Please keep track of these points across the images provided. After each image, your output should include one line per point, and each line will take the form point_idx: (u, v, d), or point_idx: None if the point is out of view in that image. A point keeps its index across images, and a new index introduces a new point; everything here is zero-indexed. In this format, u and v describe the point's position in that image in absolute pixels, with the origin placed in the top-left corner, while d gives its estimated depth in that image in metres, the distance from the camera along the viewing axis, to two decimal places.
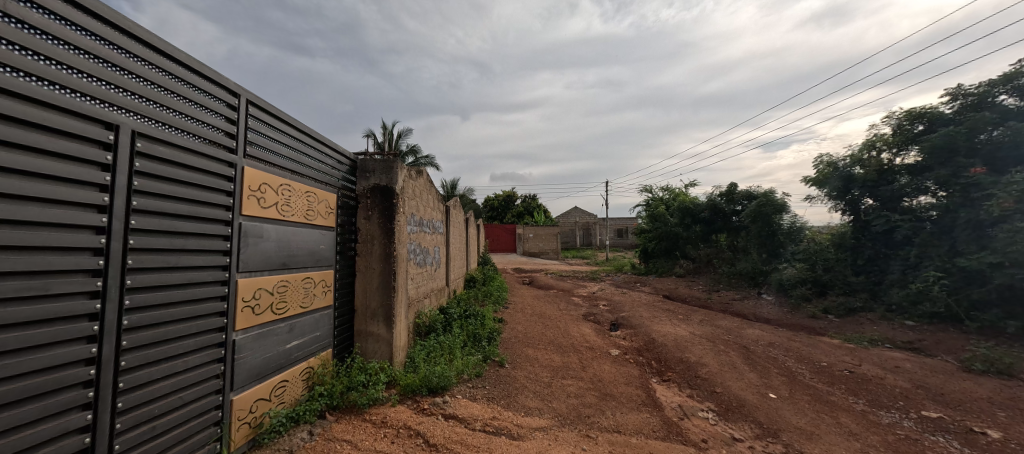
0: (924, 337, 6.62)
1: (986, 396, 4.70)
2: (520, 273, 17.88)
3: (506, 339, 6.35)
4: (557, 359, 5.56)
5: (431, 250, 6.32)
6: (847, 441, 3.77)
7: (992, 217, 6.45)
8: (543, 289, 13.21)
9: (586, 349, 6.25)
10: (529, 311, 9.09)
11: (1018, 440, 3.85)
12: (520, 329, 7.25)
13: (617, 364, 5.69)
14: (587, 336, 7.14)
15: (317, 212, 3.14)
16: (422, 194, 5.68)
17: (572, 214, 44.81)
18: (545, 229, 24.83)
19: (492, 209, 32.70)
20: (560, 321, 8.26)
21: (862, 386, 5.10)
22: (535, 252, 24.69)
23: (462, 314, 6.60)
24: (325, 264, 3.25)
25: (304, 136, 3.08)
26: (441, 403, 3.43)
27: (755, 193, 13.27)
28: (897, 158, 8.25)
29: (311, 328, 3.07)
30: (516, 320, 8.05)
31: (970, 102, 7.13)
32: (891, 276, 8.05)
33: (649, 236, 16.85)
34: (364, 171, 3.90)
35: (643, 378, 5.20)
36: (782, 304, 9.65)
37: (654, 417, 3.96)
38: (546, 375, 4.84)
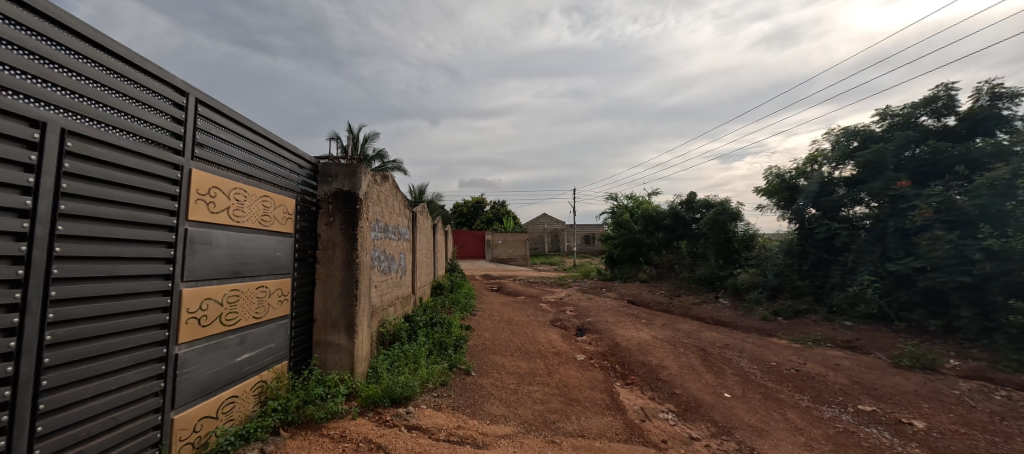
0: (861, 336, 7.19)
1: (912, 389, 5.17)
2: (488, 279, 17.90)
3: (472, 346, 6.42)
4: (524, 366, 5.66)
5: (397, 257, 6.31)
6: (793, 436, 4.06)
7: (915, 226, 7.12)
8: (511, 295, 13.31)
9: (553, 355, 6.40)
10: (497, 317, 9.17)
11: (938, 429, 4.27)
12: (487, 336, 7.31)
13: (582, 369, 5.87)
14: (553, 342, 7.30)
15: (272, 218, 3.11)
16: (388, 199, 5.70)
17: (540, 222, 45.35)
18: (514, 236, 25.02)
19: (461, 215, 32.60)
20: (527, 327, 8.38)
21: (806, 384, 5.50)
22: (503, 259, 24.82)
23: (428, 322, 6.62)
24: (280, 272, 3.22)
25: (260, 138, 3.06)
26: (404, 415, 3.46)
27: (712, 202, 13.97)
28: (835, 172, 8.97)
29: (264, 340, 3.05)
30: (484, 326, 8.11)
31: (896, 122, 7.90)
32: (832, 280, 8.69)
33: (614, 243, 17.34)
34: (326, 176, 3.88)
35: (607, 382, 5.40)
36: (737, 308, 10.19)
37: (617, 420, 4.13)
38: (513, 382, 4.93)
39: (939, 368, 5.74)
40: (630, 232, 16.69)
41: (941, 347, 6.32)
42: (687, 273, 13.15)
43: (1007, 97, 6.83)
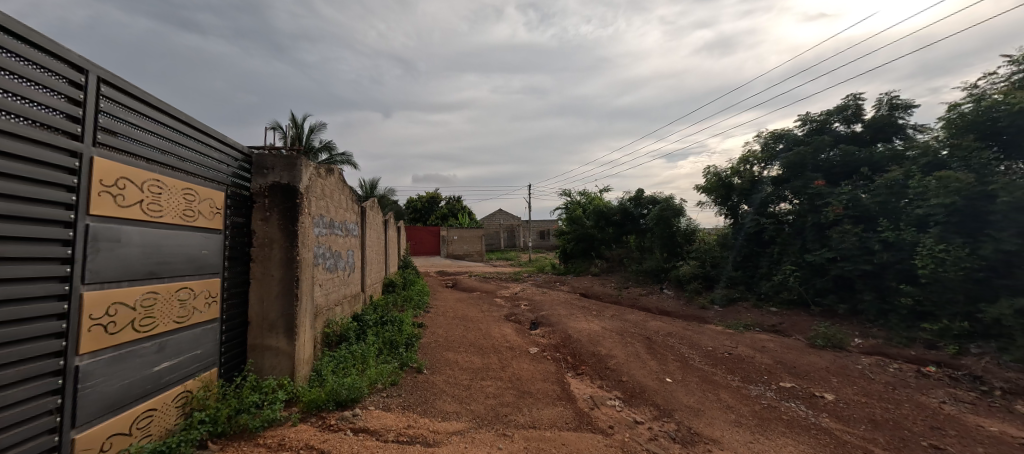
0: (783, 321, 7.97)
1: (824, 366, 5.84)
2: (444, 275, 17.82)
3: (425, 344, 6.46)
4: (477, 362, 5.77)
5: (344, 254, 6.21)
6: (725, 414, 4.48)
7: (828, 221, 7.99)
8: (467, 291, 13.39)
9: (505, 349, 6.56)
10: (452, 314, 9.25)
11: (844, 399, 4.88)
12: (440, 332, 7.38)
13: (535, 361, 6.10)
14: (507, 336, 7.49)
15: (196, 212, 3.01)
16: (334, 193, 5.63)
17: (495, 217, 45.64)
18: (470, 232, 24.98)
19: (415, 210, 32.08)
20: (482, 322, 8.52)
21: (737, 365, 6.07)
22: (459, 254, 24.74)
23: (378, 321, 6.59)
24: (206, 273, 3.12)
25: (180, 124, 2.93)
26: (350, 418, 3.45)
27: (658, 199, 14.74)
28: (764, 172, 9.82)
29: (189, 346, 2.96)
30: (437, 323, 8.16)
31: (814, 127, 8.81)
32: (760, 270, 9.52)
33: (568, 238, 17.84)
34: (261, 168, 3.77)
35: (558, 373, 5.65)
36: (680, 297, 10.89)
37: (567, 410, 4.35)
38: (465, 378, 5.05)
39: (846, 347, 6.48)
40: (582, 227, 17.26)
41: (848, 328, 7.14)
42: (635, 267, 13.83)
43: (902, 108, 7.83)
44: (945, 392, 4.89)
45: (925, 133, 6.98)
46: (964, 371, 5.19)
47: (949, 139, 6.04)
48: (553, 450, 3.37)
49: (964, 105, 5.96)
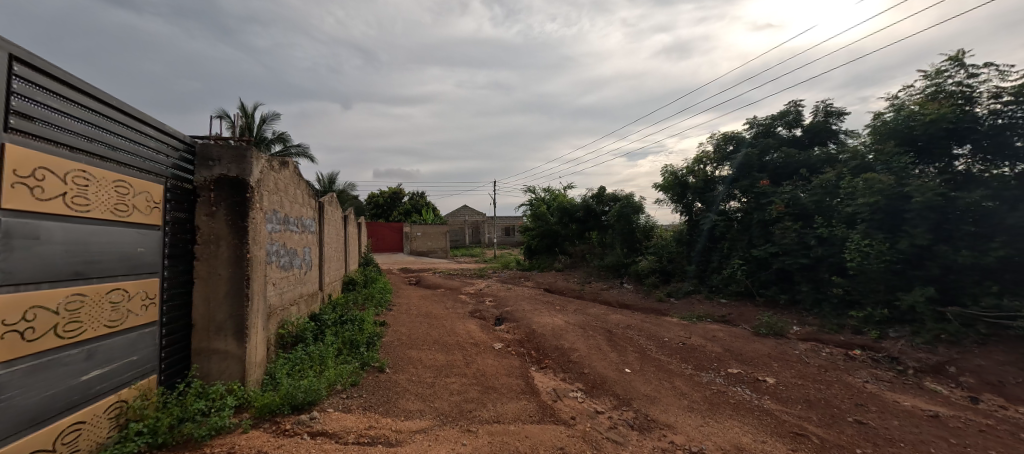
0: (732, 311, 8.51)
1: (767, 353, 6.30)
2: (407, 272, 17.66)
3: (387, 343, 6.45)
4: (441, 359, 5.86)
5: (299, 252, 6.09)
6: (679, 400, 4.76)
7: (772, 218, 8.60)
8: (431, 289, 13.38)
9: (470, 346, 6.68)
10: (415, 311, 9.25)
11: (783, 382, 5.29)
12: (403, 331, 7.37)
13: (499, 357, 6.24)
14: (472, 332, 7.61)
15: (129, 206, 2.74)
16: (287, 187, 5.49)
17: (461, 213, 45.48)
18: (433, 228, 24.81)
19: (377, 206, 31.51)
20: (446, 319, 8.60)
21: (691, 354, 6.45)
22: (422, 251, 24.56)
23: (337, 320, 6.53)
24: (142, 272, 2.87)
25: (109, 110, 2.64)
26: (307, 421, 3.31)
27: (619, 196, 15.30)
28: (716, 172, 10.42)
29: (122, 353, 2.70)
30: (400, 321, 8.16)
31: (761, 130, 9.50)
32: (712, 264, 10.11)
33: (532, 235, 18.16)
34: (205, 159, 3.45)
35: (523, 368, 5.84)
36: (639, 291, 11.36)
37: (531, 404, 4.50)
38: (429, 376, 5.11)
39: (787, 335, 6.99)
40: (547, 224, 17.61)
41: (787, 316, 7.73)
42: (596, 262, 14.27)
43: (835, 115, 8.59)
44: (869, 373, 5.33)
45: (855, 138, 7.65)
46: (884, 353, 5.68)
47: (874, 145, 6.68)
48: (517, 443, 3.47)
49: (887, 114, 6.60)
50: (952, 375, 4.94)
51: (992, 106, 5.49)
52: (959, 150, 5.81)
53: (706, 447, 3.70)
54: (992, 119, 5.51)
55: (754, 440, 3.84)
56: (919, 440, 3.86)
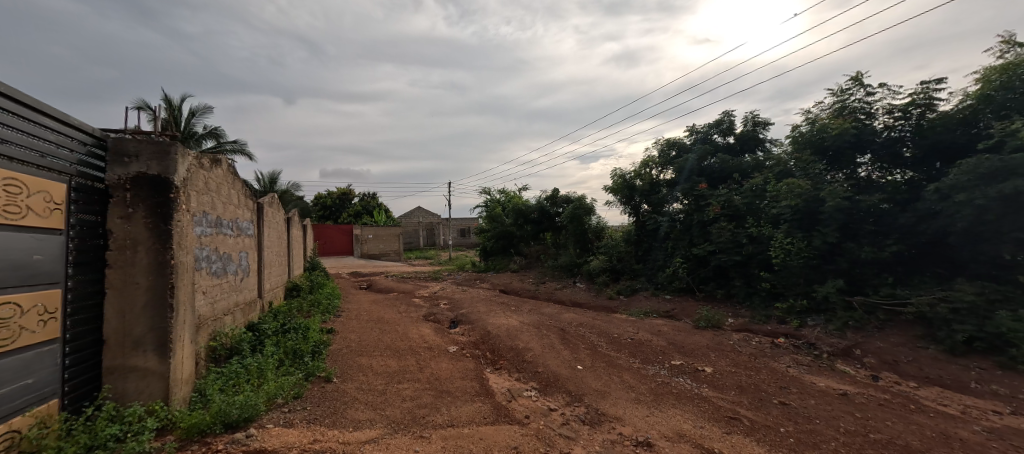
0: (675, 307, 9.05)
1: (706, 344, 6.74)
2: (358, 277, 17.14)
3: (334, 351, 6.31)
4: (393, 365, 5.83)
5: (234, 257, 5.82)
6: (627, 393, 5.01)
7: (709, 218, 9.28)
8: (383, 293, 13.11)
9: (424, 350, 6.69)
10: (365, 317, 9.07)
11: (720, 370, 5.70)
12: (353, 337, 7.23)
13: (454, 360, 6.30)
14: (425, 336, 7.61)
15: (21, 207, 2.37)
16: (219, 186, 5.25)
17: (415, 214, 44.69)
18: (386, 230, 24.25)
19: (325, 207, 30.27)
20: (399, 324, 8.51)
21: (637, 349, 6.83)
22: (374, 254, 23.95)
23: (278, 329, 6.27)
24: (38, 283, 2.51)
25: (4, 100, 2.30)
26: (242, 440, 3.11)
27: (571, 198, 15.79)
28: (661, 175, 11.09)
29: (15, 376, 2.35)
30: (350, 328, 7.98)
31: (699, 136, 10.36)
32: (657, 263, 10.73)
33: (487, 236, 18.31)
34: (120, 154, 3.13)
35: (478, 370, 5.94)
36: (590, 289, 11.77)
37: (485, 405, 4.59)
38: (380, 383, 5.05)
39: (723, 327, 7.51)
40: (502, 225, 17.82)
41: (723, 309, 8.34)
42: (550, 262, 14.61)
43: (762, 124, 9.59)
44: (791, 358, 5.82)
45: (779, 146, 8.42)
46: (804, 340, 6.22)
47: (794, 153, 7.43)
48: (471, 445, 3.57)
49: (804, 127, 7.35)
50: (858, 356, 5.47)
51: (887, 121, 6.29)
52: (862, 159, 6.60)
53: (652, 436, 3.91)
54: (887, 132, 6.31)
55: (694, 426, 4.11)
56: (830, 415, 4.23)
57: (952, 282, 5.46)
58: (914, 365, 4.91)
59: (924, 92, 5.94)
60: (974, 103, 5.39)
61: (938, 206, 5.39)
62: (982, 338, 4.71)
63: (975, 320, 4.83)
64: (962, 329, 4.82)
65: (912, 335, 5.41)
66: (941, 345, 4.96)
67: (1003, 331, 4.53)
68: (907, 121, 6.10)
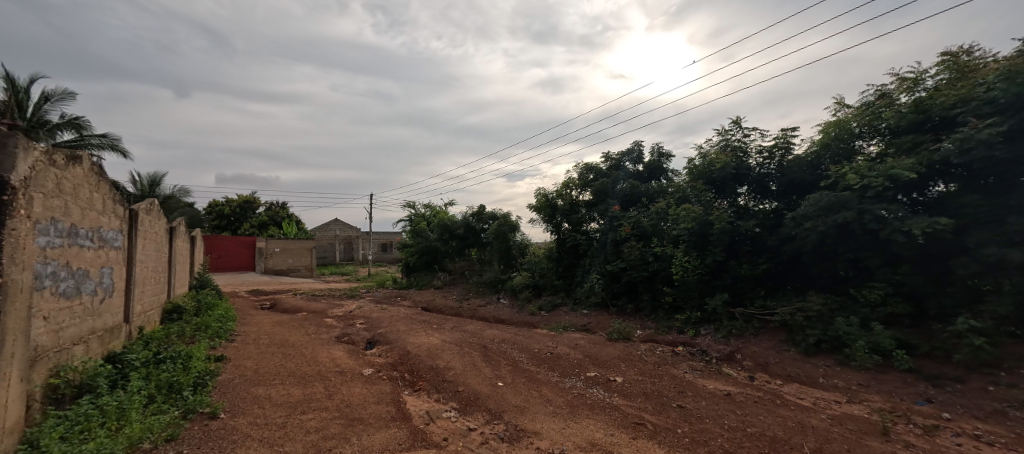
0: (591, 320, 9.59)
1: (616, 354, 7.26)
2: (259, 296, 15.67)
3: (225, 381, 5.74)
4: (297, 394, 5.43)
5: (92, 274, 5.14)
6: (546, 407, 5.24)
7: (621, 237, 10.10)
8: (288, 313, 12.14)
9: (335, 375, 6.36)
10: (265, 341, 8.38)
11: (627, 379, 6.17)
12: (250, 365, 6.64)
13: (369, 384, 6.09)
14: (337, 359, 7.25)
15: None
16: (76, 188, 4.65)
17: (331, 227, 42.17)
18: (295, 243, 22.66)
19: (222, 216, 27.45)
20: (307, 348, 7.99)
21: (555, 362, 7.16)
22: (281, 269, 22.21)
23: (149, 360, 5.54)
24: None
25: None
26: None
27: (497, 215, 16.10)
28: (579, 196, 11.87)
29: None
30: (248, 354, 7.31)
31: (612, 163, 11.39)
32: (576, 279, 11.37)
33: (410, 251, 17.94)
34: None
35: (394, 393, 5.80)
36: (513, 305, 12.02)
37: (401, 431, 4.49)
38: (280, 415, 4.66)
39: (632, 338, 8.12)
40: (425, 241, 17.59)
41: (632, 321, 9.02)
42: (474, 279, 14.71)
43: (666, 155, 10.83)
44: (687, 365, 6.50)
45: (678, 176, 9.52)
46: (698, 347, 6.97)
47: (690, 182, 8.44)
48: None
49: (698, 160, 8.42)
50: (739, 360, 6.28)
51: (758, 159, 7.47)
52: (741, 190, 7.72)
53: (566, 448, 4.13)
54: (758, 169, 7.47)
55: (604, 434, 4.43)
56: (718, 414, 4.80)
57: (805, 294, 6.55)
58: (780, 366, 5.77)
59: (784, 138, 7.17)
60: (817, 149, 6.59)
61: (794, 231, 6.42)
62: (827, 340, 5.68)
63: (822, 325, 5.83)
64: (813, 333, 5.79)
65: (778, 340, 6.35)
66: (799, 347, 5.88)
67: (841, 333, 5.51)
68: (772, 161, 7.30)
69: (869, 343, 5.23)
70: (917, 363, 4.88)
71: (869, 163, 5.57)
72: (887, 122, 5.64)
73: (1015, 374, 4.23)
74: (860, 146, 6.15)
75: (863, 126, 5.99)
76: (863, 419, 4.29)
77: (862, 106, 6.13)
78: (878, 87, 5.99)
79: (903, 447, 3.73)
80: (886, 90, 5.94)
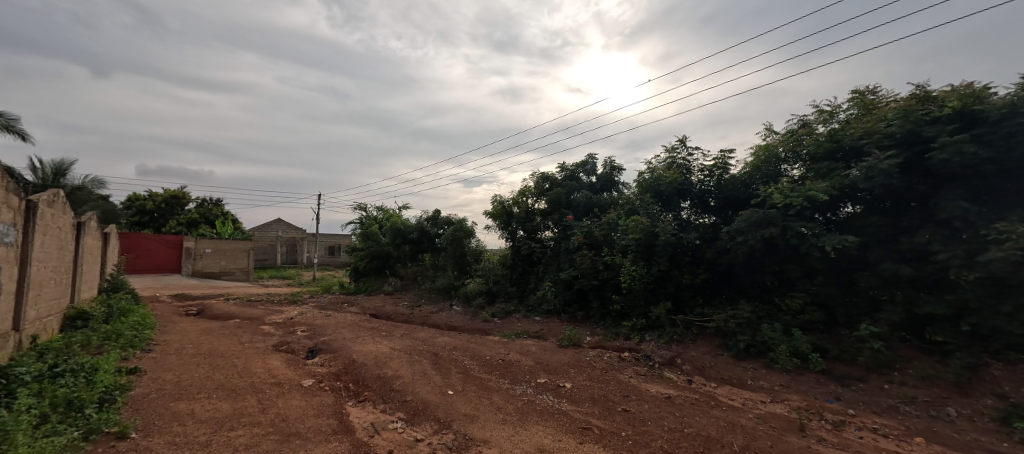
0: (544, 327, 9.76)
1: (566, 361, 7.45)
2: (184, 301, 14.47)
3: (138, 396, 5.30)
4: (226, 408, 5.10)
5: None
6: (494, 414, 5.30)
7: (573, 246, 10.40)
8: (217, 321, 11.33)
9: (271, 387, 6.05)
10: (191, 351, 7.78)
11: (575, 385, 6.37)
12: (174, 378, 6.15)
13: (309, 396, 5.85)
14: (276, 370, 6.89)
15: None
16: None
17: (273, 227, 39.95)
18: (229, 244, 21.21)
19: (144, 212, 25.17)
20: (239, 358, 7.52)
21: (506, 369, 7.24)
22: (211, 273, 20.71)
23: (41, 375, 5.02)
24: None
25: None
26: None
27: (452, 220, 15.95)
28: (535, 204, 12.13)
29: None
30: (171, 366, 6.76)
31: (568, 174, 11.77)
32: (530, 286, 11.56)
33: (360, 256, 17.41)
34: None
35: (337, 405, 5.61)
36: (466, 312, 11.97)
37: (343, 444, 4.38)
38: (204, 433, 4.36)
39: (582, 344, 8.36)
40: (377, 244, 17.12)
41: (582, 327, 9.29)
42: (427, 285, 14.52)
43: (617, 169, 11.36)
44: (632, 369, 6.79)
45: (628, 189, 9.99)
46: (642, 353, 7.31)
47: (638, 195, 8.90)
48: None
49: (646, 174, 8.89)
50: (679, 364, 6.66)
51: (700, 176, 8.04)
52: (684, 205, 8.26)
53: None
54: (699, 185, 8.04)
55: (552, 440, 4.55)
56: (658, 417, 5.08)
57: (738, 302, 7.09)
58: (715, 369, 6.19)
59: (722, 158, 7.77)
60: (750, 170, 7.19)
61: (728, 244, 6.94)
62: (754, 345, 6.18)
63: (750, 331, 6.33)
64: (743, 339, 6.27)
65: (713, 345, 6.81)
66: (732, 351, 6.34)
67: (767, 338, 6.03)
68: (711, 179, 7.89)
69: (790, 347, 5.75)
70: (829, 365, 5.43)
71: (792, 185, 6.17)
72: (807, 149, 6.29)
73: (906, 373, 4.84)
74: (785, 169, 6.80)
75: (788, 151, 6.64)
76: (784, 417, 4.71)
77: (787, 133, 6.80)
78: (800, 117, 6.67)
79: (816, 441, 4.14)
80: (807, 120, 6.63)
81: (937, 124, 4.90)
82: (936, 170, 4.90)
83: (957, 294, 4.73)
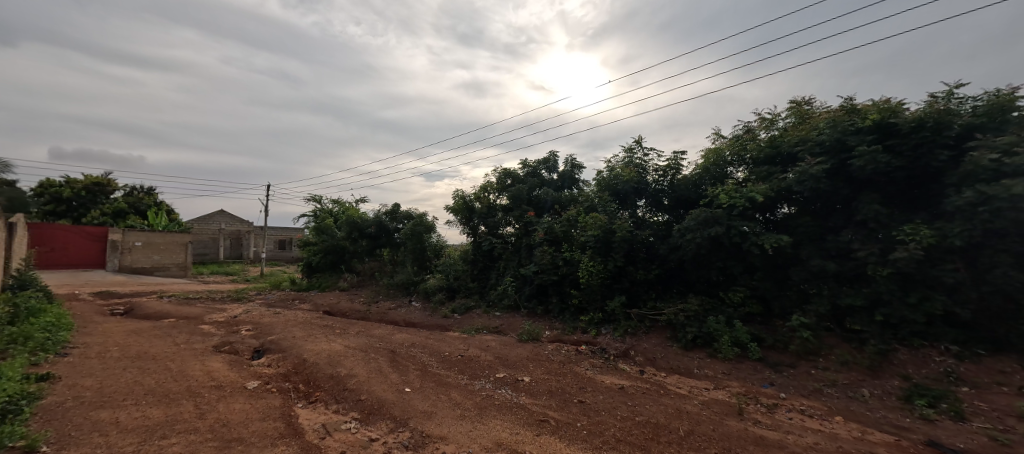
0: (504, 322, 9.85)
1: (525, 355, 7.58)
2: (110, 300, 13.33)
3: (51, 406, 4.88)
4: (158, 415, 4.82)
5: None
6: (450, 410, 5.33)
7: (535, 241, 10.57)
8: (149, 321, 10.56)
9: (211, 390, 5.75)
10: (119, 354, 7.22)
11: (532, 378, 6.50)
12: (99, 385, 5.70)
13: (254, 398, 5.62)
14: (218, 373, 6.55)
15: None
16: None
17: (214, 220, 37.49)
18: (161, 238, 19.89)
19: (60, 201, 22.83)
20: (175, 360, 7.07)
21: (464, 365, 7.28)
22: (141, 268, 19.24)
23: None
24: None
25: None
26: None
27: (412, 214, 15.72)
28: (496, 200, 12.20)
29: None
30: (94, 372, 6.25)
31: (529, 170, 11.93)
32: (490, 282, 11.62)
33: (314, 250, 16.77)
34: None
35: (285, 407, 5.44)
36: (426, 308, 11.86)
37: (291, 448, 4.27)
38: (131, 443, 4.11)
39: (541, 338, 8.52)
40: (332, 239, 16.57)
41: (541, 321, 9.47)
42: (385, 280, 14.24)
43: (578, 167, 11.65)
44: (589, 362, 7.02)
45: (588, 187, 10.27)
46: (598, 345, 7.56)
47: (597, 193, 9.18)
48: None
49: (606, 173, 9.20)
50: (632, 356, 6.94)
51: (655, 176, 8.42)
52: (639, 203, 8.61)
53: (472, 449, 4.26)
54: (655, 185, 8.43)
55: (510, 433, 4.65)
56: (611, 407, 5.29)
57: (686, 296, 7.49)
58: (665, 360, 6.51)
59: (675, 160, 8.17)
60: (700, 171, 7.60)
61: (678, 241, 7.31)
62: (700, 336, 6.56)
63: (697, 323, 6.72)
64: (691, 330, 6.65)
65: (664, 337, 7.17)
66: (680, 342, 6.70)
67: (711, 330, 6.43)
68: (665, 179, 8.29)
69: (732, 338, 6.17)
70: (765, 353, 5.87)
71: (736, 186, 6.60)
72: (750, 153, 6.74)
73: (830, 359, 5.33)
74: (730, 172, 7.26)
75: (733, 155, 7.10)
76: (725, 402, 5.06)
77: (733, 138, 7.25)
78: (745, 123, 7.13)
79: (752, 423, 4.49)
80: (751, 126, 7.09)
81: (860, 134, 5.39)
82: (857, 176, 5.42)
83: (873, 287, 5.27)
